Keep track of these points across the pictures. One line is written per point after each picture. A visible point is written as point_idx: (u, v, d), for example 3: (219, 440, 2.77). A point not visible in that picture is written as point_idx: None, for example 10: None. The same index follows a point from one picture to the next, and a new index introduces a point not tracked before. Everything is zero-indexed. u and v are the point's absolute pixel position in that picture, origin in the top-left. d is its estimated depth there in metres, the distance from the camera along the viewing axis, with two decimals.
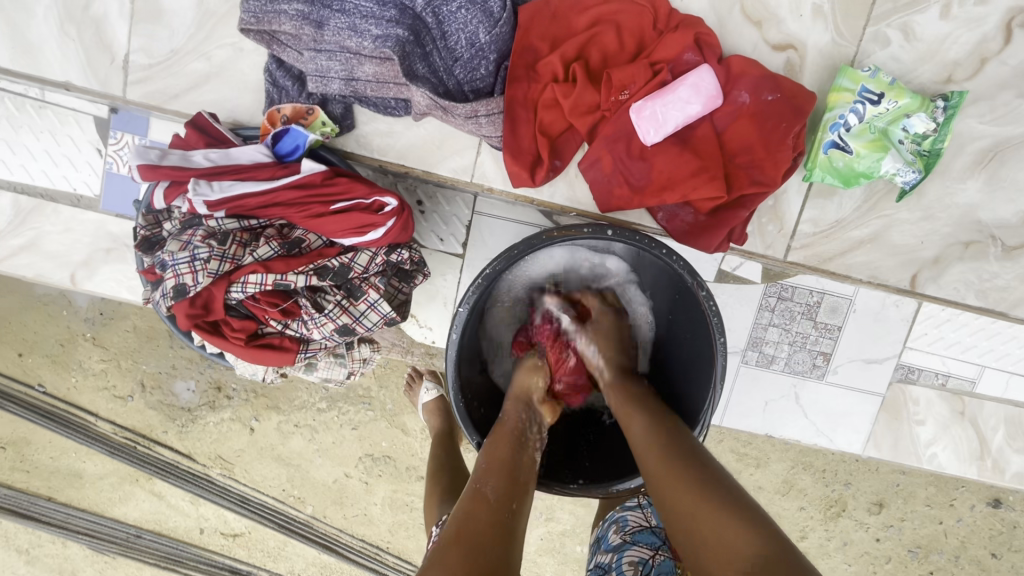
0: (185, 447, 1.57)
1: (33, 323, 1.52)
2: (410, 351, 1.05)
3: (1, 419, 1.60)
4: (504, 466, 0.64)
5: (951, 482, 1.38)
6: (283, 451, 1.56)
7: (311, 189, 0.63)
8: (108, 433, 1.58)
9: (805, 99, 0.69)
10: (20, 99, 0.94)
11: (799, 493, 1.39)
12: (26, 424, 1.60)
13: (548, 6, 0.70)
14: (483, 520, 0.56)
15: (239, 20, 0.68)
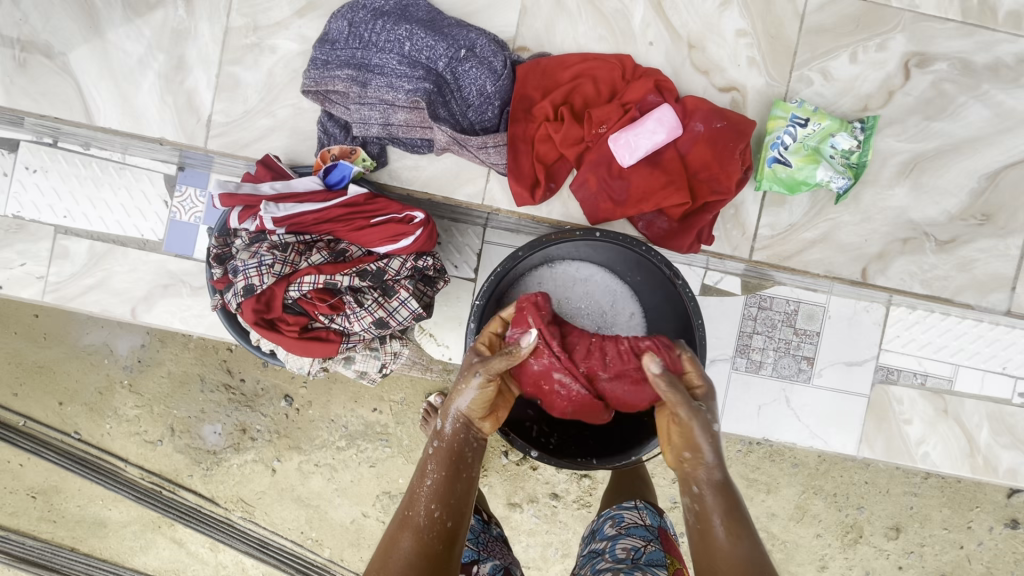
0: (209, 491, 1.65)
1: (76, 371, 1.67)
2: (430, 367, 1.10)
3: (36, 469, 1.71)
4: (437, 493, 0.64)
5: (966, 504, 1.41)
6: (302, 492, 1.63)
7: (356, 208, 0.79)
8: (136, 478, 1.67)
9: (748, 128, 0.84)
10: (105, 162, 1.14)
11: (813, 519, 1.42)
12: (58, 472, 1.70)
13: (539, 65, 0.86)
14: (408, 555, 0.60)
15: (302, 84, 0.85)
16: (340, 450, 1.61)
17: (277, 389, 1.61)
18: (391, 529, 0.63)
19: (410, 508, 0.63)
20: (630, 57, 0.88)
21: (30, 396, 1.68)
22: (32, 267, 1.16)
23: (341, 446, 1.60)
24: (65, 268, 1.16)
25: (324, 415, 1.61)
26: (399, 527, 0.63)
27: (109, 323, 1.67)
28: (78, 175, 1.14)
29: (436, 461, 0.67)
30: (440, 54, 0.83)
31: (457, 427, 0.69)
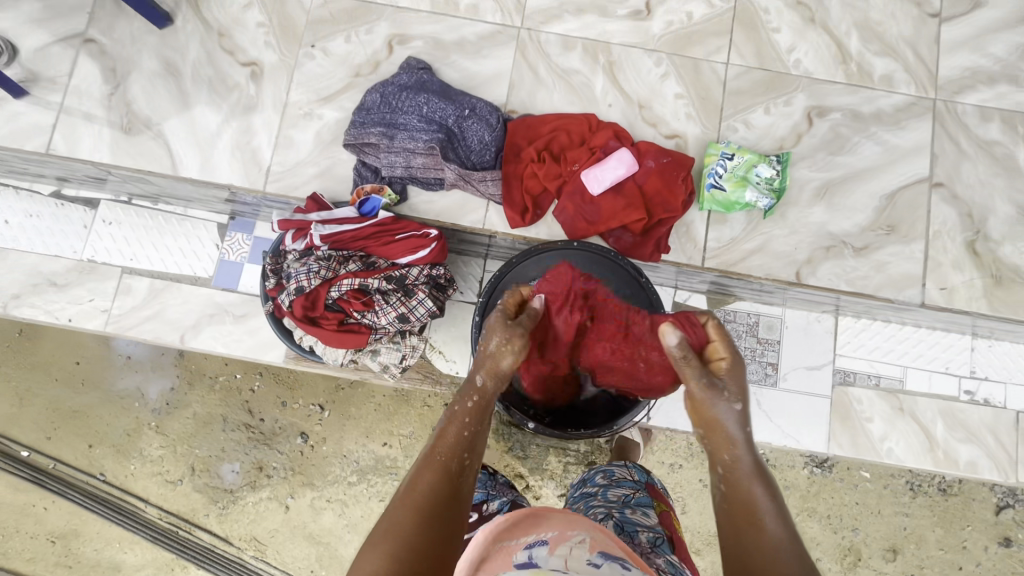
0: (224, 529, 1.72)
1: (107, 415, 1.77)
2: (440, 380, 1.22)
3: (59, 512, 1.77)
4: (461, 441, 0.73)
5: (957, 522, 1.49)
6: (314, 529, 1.70)
7: (384, 227, 1.00)
8: (154, 518, 1.74)
9: (689, 163, 1.07)
10: (169, 215, 1.38)
11: (811, 543, 1.50)
12: (79, 514, 1.76)
13: (525, 121, 1.10)
14: (431, 488, 0.68)
15: (344, 139, 1.07)
16: (352, 485, 1.70)
17: (294, 426, 1.72)
18: (415, 469, 0.71)
19: (434, 452, 0.72)
20: (597, 114, 1.13)
21: (62, 440, 1.78)
22: (98, 302, 1.36)
23: (353, 481, 1.69)
24: (127, 302, 1.36)
25: (336, 451, 1.72)
26: (424, 467, 0.70)
27: (141, 368, 1.78)
28: (146, 225, 1.37)
29: (463, 415, 0.76)
30: (450, 113, 1.06)
31: (493, 381, 0.80)
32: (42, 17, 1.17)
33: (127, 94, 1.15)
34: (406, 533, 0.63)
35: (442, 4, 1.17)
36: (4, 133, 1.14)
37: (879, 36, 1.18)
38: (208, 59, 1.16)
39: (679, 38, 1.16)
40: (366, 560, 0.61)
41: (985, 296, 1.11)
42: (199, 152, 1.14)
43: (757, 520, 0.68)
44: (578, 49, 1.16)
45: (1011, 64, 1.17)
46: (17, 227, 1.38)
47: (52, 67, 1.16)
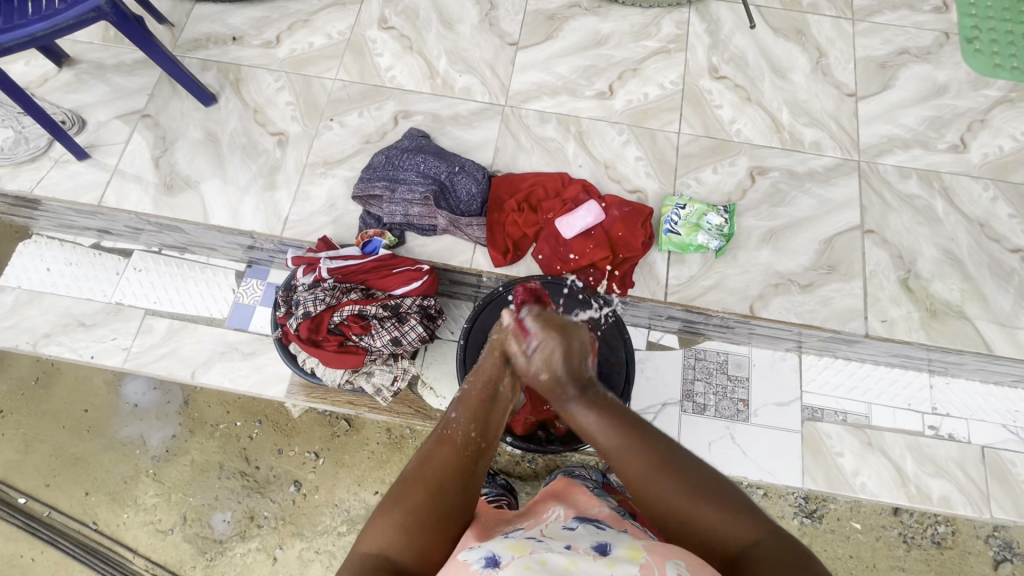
0: None
1: (108, 462, 1.72)
2: (430, 412, 1.30)
3: (43, 563, 1.66)
4: (470, 418, 0.78)
5: None
6: None
7: (383, 263, 1.15)
8: (140, 571, 1.65)
9: (647, 212, 1.25)
10: (193, 263, 1.54)
11: None
12: (66, 567, 1.66)
13: (507, 178, 1.29)
14: (446, 458, 0.74)
15: (354, 192, 1.26)
16: (341, 536, 1.65)
17: (288, 474, 1.69)
18: (427, 444, 0.75)
19: (447, 431, 0.76)
20: (569, 173, 1.33)
21: (61, 487, 1.70)
22: (120, 340, 1.49)
23: (342, 531, 1.64)
24: (146, 341, 1.48)
25: (328, 500, 1.68)
26: (436, 440, 0.75)
27: (146, 416, 1.75)
28: (172, 272, 1.54)
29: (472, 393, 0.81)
30: (443, 170, 1.26)
31: (493, 363, 0.84)
32: (111, 98, 1.42)
33: (172, 158, 1.37)
34: (415, 506, 0.69)
35: (441, 88, 1.42)
36: (64, 188, 1.34)
37: (806, 111, 1.40)
38: (244, 130, 1.39)
39: (637, 113, 1.39)
40: (374, 530, 0.68)
41: (923, 327, 1.23)
42: (229, 204, 1.33)
43: (624, 456, 0.72)
44: (553, 121, 1.39)
45: (921, 133, 1.38)
46: (56, 274, 1.54)
47: (113, 136, 1.39)
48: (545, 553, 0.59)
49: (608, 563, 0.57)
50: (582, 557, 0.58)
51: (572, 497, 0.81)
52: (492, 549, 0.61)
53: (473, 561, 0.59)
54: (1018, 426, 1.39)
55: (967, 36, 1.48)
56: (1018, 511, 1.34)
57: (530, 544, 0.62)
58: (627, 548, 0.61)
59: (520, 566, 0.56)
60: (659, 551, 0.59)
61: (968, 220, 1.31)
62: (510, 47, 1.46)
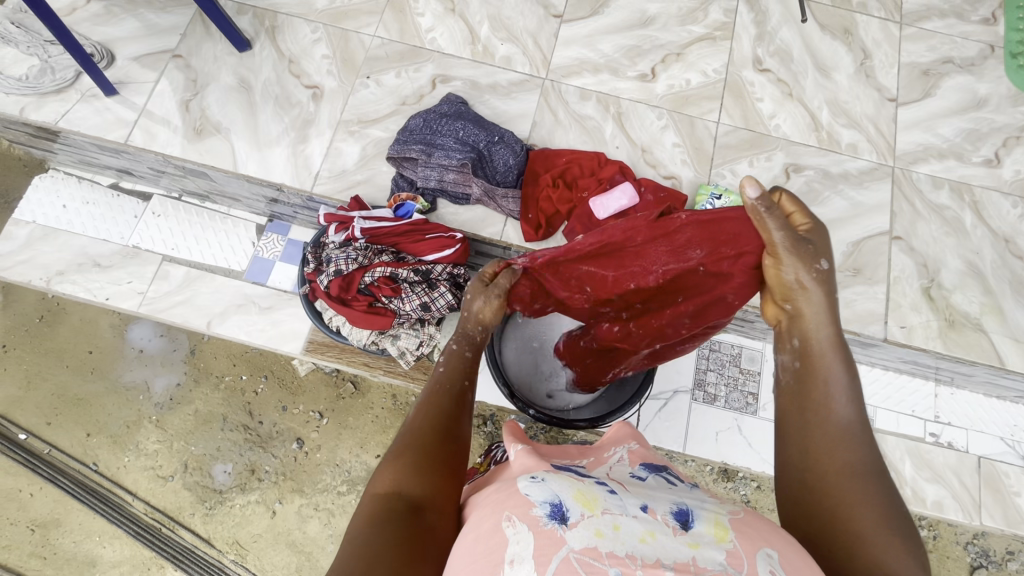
0: (208, 531, 1.65)
1: (111, 405, 1.71)
2: None
3: (42, 499, 1.67)
4: (454, 371, 0.77)
5: None
6: (299, 537, 1.65)
7: (416, 227, 1.14)
8: (140, 514, 1.66)
9: (681, 199, 1.25)
10: (213, 213, 1.52)
11: None
12: (65, 504, 1.67)
13: (543, 153, 1.28)
14: (438, 403, 0.72)
15: (389, 153, 1.24)
16: (341, 495, 1.66)
17: (291, 431, 1.70)
18: (418, 400, 0.72)
19: (437, 384, 0.75)
20: (605, 154, 1.32)
21: (62, 426, 1.70)
22: (135, 284, 1.47)
23: (342, 490, 1.66)
24: (162, 288, 1.47)
25: (330, 459, 1.69)
26: (430, 392, 0.73)
27: (153, 362, 1.74)
28: (191, 219, 1.51)
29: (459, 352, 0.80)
30: (482, 138, 1.24)
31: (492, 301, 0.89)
32: (140, 34, 1.37)
33: (203, 102, 1.33)
34: (425, 449, 0.66)
35: (481, 55, 1.39)
36: (89, 124, 1.30)
37: (846, 112, 1.40)
38: (278, 80, 1.35)
39: (678, 99, 1.38)
40: (385, 475, 0.64)
41: (940, 336, 1.25)
42: (259, 154, 1.31)
43: (847, 439, 0.60)
44: (592, 99, 1.37)
45: (957, 144, 1.39)
46: (71, 212, 1.51)
47: (141, 74, 1.35)
48: (620, 517, 0.52)
49: (691, 542, 0.50)
50: (662, 529, 0.52)
51: (634, 437, 0.76)
52: (558, 495, 0.55)
53: (537, 504, 0.54)
54: (1015, 440, 1.43)
55: (1011, 50, 1.47)
56: (1005, 520, 1.38)
57: (601, 498, 0.55)
58: (712, 523, 0.53)
59: (591, 531, 0.50)
60: (750, 535, 0.52)
61: (995, 235, 1.32)
62: (554, 19, 1.43)
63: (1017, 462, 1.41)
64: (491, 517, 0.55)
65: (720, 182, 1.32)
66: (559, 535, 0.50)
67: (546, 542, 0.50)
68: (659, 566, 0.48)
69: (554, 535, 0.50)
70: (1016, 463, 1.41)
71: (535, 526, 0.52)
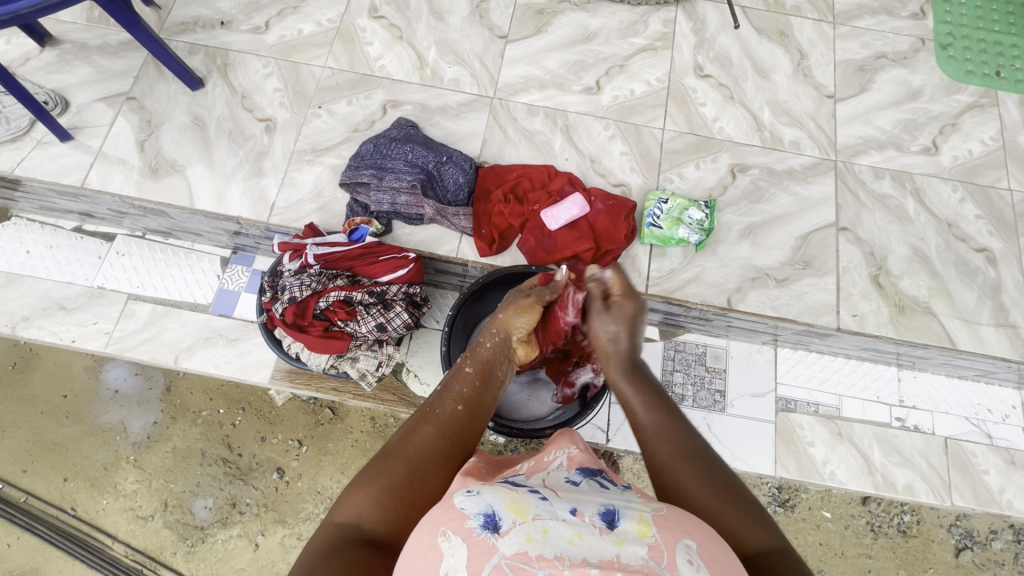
0: (190, 569, 1.63)
1: (86, 447, 1.70)
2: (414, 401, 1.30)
3: (20, 548, 1.65)
4: (450, 394, 0.77)
5: (917, 563, 1.53)
6: (283, 568, 1.63)
7: (369, 249, 1.17)
8: (120, 557, 1.64)
9: (629, 205, 1.28)
10: (177, 248, 1.54)
11: None
12: (44, 552, 1.65)
13: (493, 169, 1.31)
14: (426, 432, 0.71)
15: (341, 180, 1.27)
16: None
17: (271, 461, 1.69)
18: (411, 420, 0.73)
19: (426, 409, 0.74)
20: (555, 166, 1.35)
21: (38, 473, 1.69)
22: (102, 325, 1.48)
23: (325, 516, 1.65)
24: (128, 326, 1.47)
25: (311, 487, 1.68)
26: (416, 418, 0.73)
27: (127, 401, 1.73)
28: (155, 256, 1.53)
29: (464, 374, 0.81)
30: (431, 159, 1.27)
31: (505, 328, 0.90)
32: (94, 79, 1.40)
33: (158, 141, 1.36)
34: (395, 483, 0.66)
35: (430, 79, 1.43)
36: (46, 170, 1.32)
37: (787, 111, 1.44)
38: (231, 115, 1.38)
39: (624, 109, 1.42)
40: (351, 501, 0.65)
41: (891, 322, 1.28)
42: (215, 189, 1.33)
43: (664, 438, 0.69)
44: (540, 114, 1.41)
45: (895, 134, 1.43)
46: (35, 257, 1.52)
47: (96, 118, 1.37)
48: (550, 521, 0.55)
49: (615, 540, 0.54)
50: (589, 530, 0.55)
51: (574, 441, 0.77)
52: (492, 505, 0.57)
53: (471, 517, 0.56)
54: (980, 419, 1.46)
55: (941, 42, 1.53)
56: (976, 499, 1.40)
57: (533, 504, 0.58)
58: (636, 520, 0.56)
59: (522, 537, 0.53)
60: (670, 528, 0.56)
61: (937, 220, 1.36)
62: (499, 39, 1.47)
63: (983, 441, 1.44)
64: (428, 536, 0.56)
65: (669, 186, 1.36)
66: (493, 543, 0.53)
67: (479, 552, 0.52)
68: (585, 565, 0.51)
69: (487, 544, 0.53)
70: (983, 442, 1.44)
71: (469, 538, 0.54)
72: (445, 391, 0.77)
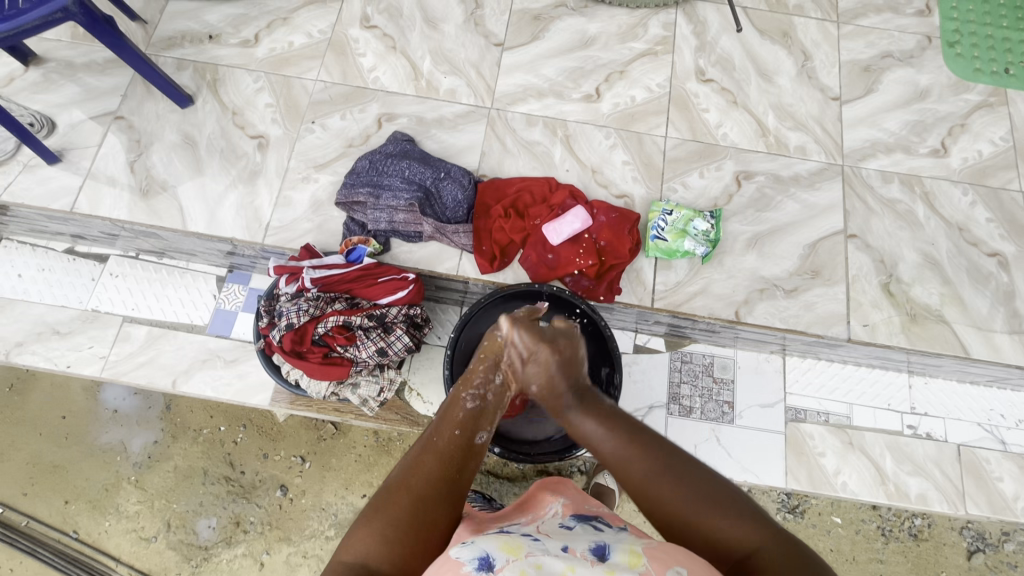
0: None
1: (86, 470, 1.68)
2: (418, 422, 1.27)
3: (22, 573, 1.63)
4: (447, 422, 0.74)
5: (931, 569, 1.51)
6: None
7: (368, 271, 1.14)
8: None
9: (633, 218, 1.25)
10: (172, 268, 1.50)
11: None
12: None
13: (493, 183, 1.28)
14: (428, 464, 0.69)
15: (337, 198, 1.24)
16: (328, 540, 1.63)
17: (274, 478, 1.67)
18: (414, 452, 0.70)
19: (427, 441, 0.71)
20: (556, 178, 1.32)
21: (38, 496, 1.66)
22: (97, 348, 1.45)
23: (330, 535, 1.63)
24: (124, 349, 1.45)
25: (315, 504, 1.66)
26: (419, 450, 0.70)
27: (127, 422, 1.71)
28: (150, 277, 1.49)
29: (460, 401, 0.77)
30: (428, 176, 1.24)
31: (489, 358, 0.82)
32: (81, 98, 1.37)
33: (148, 161, 1.33)
34: (402, 518, 0.64)
35: (425, 90, 1.39)
36: (34, 193, 1.29)
37: (792, 114, 1.41)
38: (222, 133, 1.35)
39: (625, 117, 1.39)
40: (357, 540, 0.63)
41: (903, 331, 1.25)
42: (208, 209, 1.29)
43: (628, 459, 0.67)
44: (539, 125, 1.37)
45: (903, 137, 1.40)
46: (28, 280, 1.49)
47: (84, 138, 1.34)
48: (543, 556, 0.54)
49: (608, 569, 0.53)
50: (582, 562, 0.54)
51: (568, 493, 0.76)
52: (485, 548, 0.56)
53: (465, 561, 0.54)
54: (992, 424, 1.43)
55: (948, 40, 1.49)
56: (990, 506, 1.38)
57: (525, 544, 0.57)
58: (627, 551, 0.56)
59: (515, 572, 0.52)
60: (661, 556, 0.54)
61: (948, 224, 1.33)
62: (495, 47, 1.43)
63: (996, 446, 1.41)
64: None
65: (673, 196, 1.33)
66: None
67: None
68: None
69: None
70: (996, 448, 1.41)
71: None
72: (443, 420, 0.75)
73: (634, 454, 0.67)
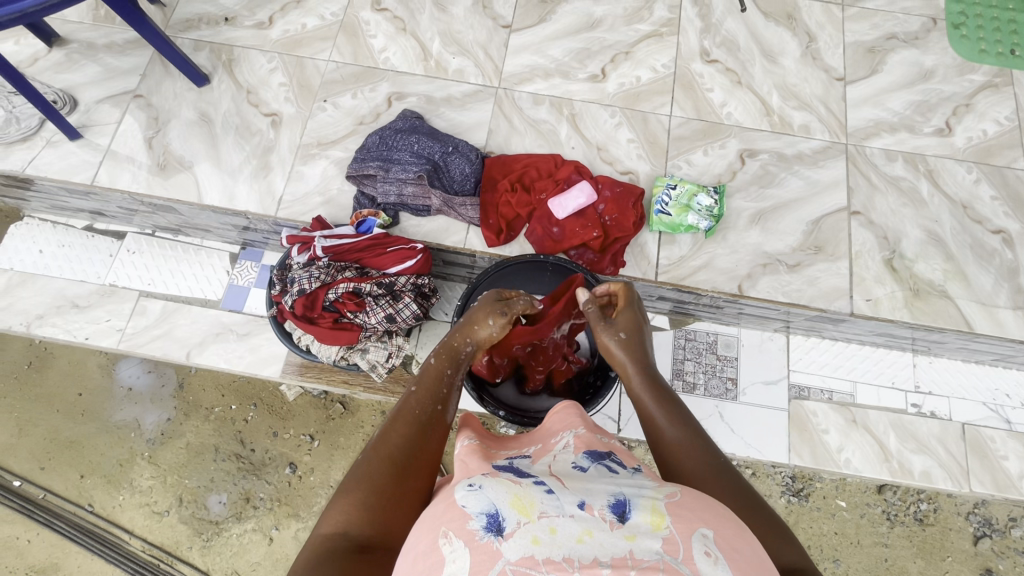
0: (206, 563, 1.65)
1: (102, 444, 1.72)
2: None
3: (40, 543, 1.67)
4: (425, 395, 0.78)
5: (938, 553, 1.50)
6: None
7: (377, 241, 1.17)
8: (138, 552, 1.66)
9: (637, 192, 1.27)
10: (187, 245, 1.54)
11: None
12: (63, 547, 1.67)
13: (500, 158, 1.31)
14: (399, 433, 0.71)
15: (348, 172, 1.27)
16: None
17: (283, 455, 1.70)
18: (386, 425, 0.73)
19: (405, 412, 0.75)
20: (561, 155, 1.35)
21: (55, 470, 1.71)
22: (114, 322, 1.49)
23: None
24: (140, 323, 1.49)
25: (324, 481, 1.69)
26: (395, 422, 0.73)
27: (141, 399, 1.75)
28: (166, 253, 1.54)
29: (439, 373, 0.83)
30: (436, 150, 1.27)
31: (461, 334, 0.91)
32: (101, 78, 1.41)
33: (165, 138, 1.37)
34: (379, 484, 0.65)
35: (434, 70, 1.42)
36: (56, 168, 1.34)
37: (796, 94, 1.42)
38: (237, 111, 1.39)
39: (629, 96, 1.41)
40: (336, 512, 0.63)
41: (906, 306, 1.26)
42: (222, 184, 1.33)
43: (690, 451, 0.70)
44: (546, 103, 1.40)
45: (907, 116, 1.41)
46: (48, 256, 1.54)
47: (104, 116, 1.38)
48: (557, 518, 0.50)
49: (627, 535, 0.49)
50: (598, 525, 0.50)
51: (581, 419, 0.72)
52: (495, 503, 0.52)
53: (474, 517, 0.51)
54: (997, 404, 1.43)
55: (953, 22, 1.50)
56: (995, 485, 1.38)
57: (539, 499, 0.52)
58: (649, 511, 0.51)
59: (528, 539, 0.48)
60: (685, 517, 0.51)
61: (952, 202, 1.34)
62: (503, 29, 1.46)
63: (1001, 426, 1.41)
64: (428, 533, 0.53)
65: (677, 173, 1.34)
66: (496, 548, 0.48)
67: (483, 558, 0.48)
68: (596, 565, 0.47)
69: (490, 549, 0.48)
70: (1001, 427, 1.41)
71: (473, 542, 0.49)
72: (417, 392, 0.79)
73: (690, 452, 0.69)
